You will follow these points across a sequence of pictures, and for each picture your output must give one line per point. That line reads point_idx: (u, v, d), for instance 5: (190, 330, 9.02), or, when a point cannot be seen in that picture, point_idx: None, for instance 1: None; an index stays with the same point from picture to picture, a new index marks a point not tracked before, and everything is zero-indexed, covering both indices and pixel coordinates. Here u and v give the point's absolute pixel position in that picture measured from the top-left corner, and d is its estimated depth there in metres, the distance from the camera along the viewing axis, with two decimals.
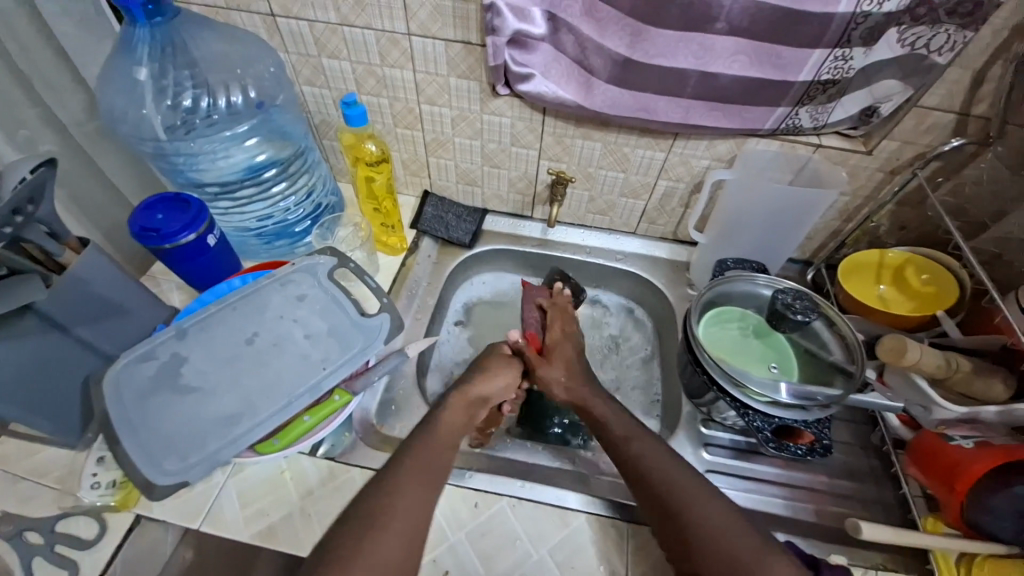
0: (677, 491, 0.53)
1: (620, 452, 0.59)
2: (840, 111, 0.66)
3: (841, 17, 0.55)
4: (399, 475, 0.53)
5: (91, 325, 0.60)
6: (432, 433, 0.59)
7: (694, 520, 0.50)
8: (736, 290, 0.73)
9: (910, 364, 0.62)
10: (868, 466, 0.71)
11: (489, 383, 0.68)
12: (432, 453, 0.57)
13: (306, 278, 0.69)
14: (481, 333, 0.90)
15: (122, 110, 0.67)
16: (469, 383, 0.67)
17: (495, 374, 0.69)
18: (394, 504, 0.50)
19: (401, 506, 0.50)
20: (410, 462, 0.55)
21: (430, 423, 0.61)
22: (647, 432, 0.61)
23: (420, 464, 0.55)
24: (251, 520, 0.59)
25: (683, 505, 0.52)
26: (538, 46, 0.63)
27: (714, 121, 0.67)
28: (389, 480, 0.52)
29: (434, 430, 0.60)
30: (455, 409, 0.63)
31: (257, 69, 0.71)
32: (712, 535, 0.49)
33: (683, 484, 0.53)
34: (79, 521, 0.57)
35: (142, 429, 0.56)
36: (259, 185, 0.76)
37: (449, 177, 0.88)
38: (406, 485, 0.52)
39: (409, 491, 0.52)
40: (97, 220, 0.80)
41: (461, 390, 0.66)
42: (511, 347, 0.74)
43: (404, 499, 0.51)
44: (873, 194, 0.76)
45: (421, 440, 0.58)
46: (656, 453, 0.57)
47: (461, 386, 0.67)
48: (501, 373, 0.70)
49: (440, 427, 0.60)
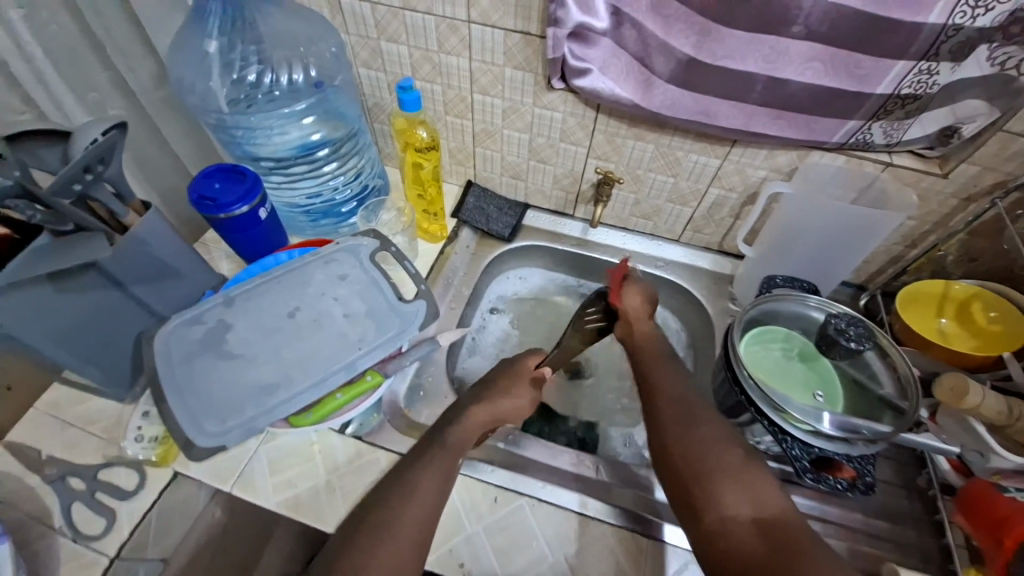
0: (690, 416, 0.54)
1: (649, 386, 0.61)
2: (917, 129, 0.61)
3: (931, 28, 0.52)
4: (412, 491, 0.50)
5: (147, 286, 0.63)
6: (446, 443, 0.56)
7: (704, 428, 0.53)
8: (784, 310, 0.70)
9: (969, 407, 0.58)
10: (909, 509, 0.67)
11: (512, 401, 0.62)
12: (449, 465, 0.54)
13: (348, 259, 0.70)
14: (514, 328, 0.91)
15: (191, 80, 0.70)
16: (492, 397, 0.61)
17: (516, 392, 0.63)
18: (401, 524, 0.48)
19: (411, 523, 0.48)
20: (426, 476, 0.52)
21: (446, 431, 0.57)
22: (688, 384, 0.60)
23: (434, 478, 0.52)
24: (278, 488, 0.61)
25: (690, 427, 0.53)
26: (600, 41, 0.61)
27: (777, 129, 0.64)
28: (402, 495, 0.50)
29: (449, 440, 0.56)
30: (473, 420, 0.59)
31: (320, 49, 0.73)
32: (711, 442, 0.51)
33: (701, 413, 0.55)
34: (119, 472, 0.60)
35: (186, 389, 0.58)
36: (311, 163, 0.77)
37: (493, 168, 0.88)
38: (418, 502, 0.50)
39: (420, 511, 0.49)
40: (157, 185, 0.84)
41: (483, 403, 0.60)
42: (536, 365, 0.68)
43: (414, 516, 0.49)
44: (943, 221, 0.71)
45: (438, 450, 0.55)
46: (683, 388, 0.59)
47: (483, 400, 0.61)
48: (525, 390, 0.64)
49: (456, 436, 0.56)
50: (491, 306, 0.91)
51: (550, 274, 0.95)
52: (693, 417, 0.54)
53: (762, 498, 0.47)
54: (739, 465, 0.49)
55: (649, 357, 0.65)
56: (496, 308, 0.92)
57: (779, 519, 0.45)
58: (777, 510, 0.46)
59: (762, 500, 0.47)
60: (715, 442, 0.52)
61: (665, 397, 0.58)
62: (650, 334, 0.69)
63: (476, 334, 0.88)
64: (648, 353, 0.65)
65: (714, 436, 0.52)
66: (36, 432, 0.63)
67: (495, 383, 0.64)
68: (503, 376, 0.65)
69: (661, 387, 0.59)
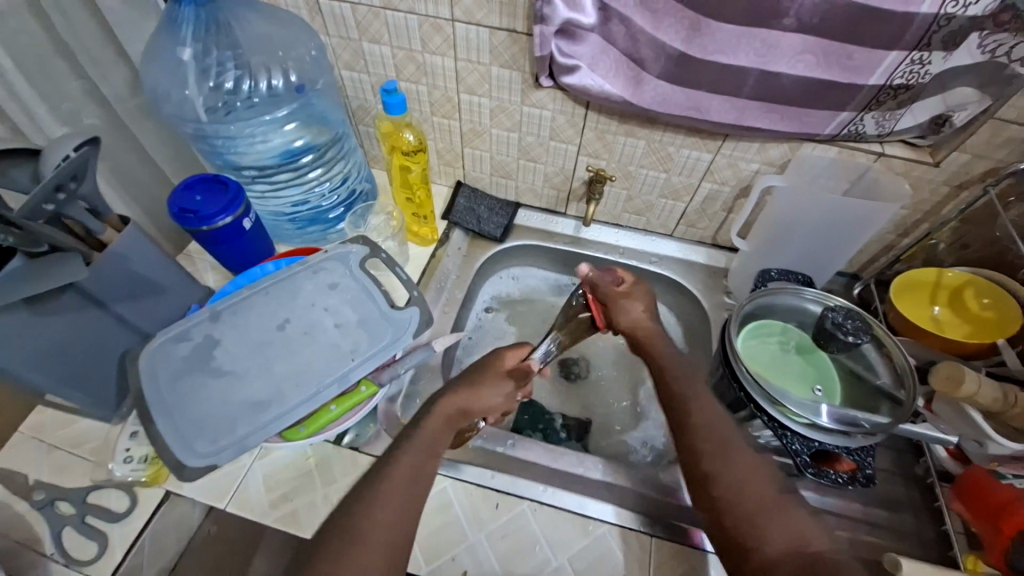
0: (719, 449, 0.53)
1: (675, 414, 0.58)
2: (909, 119, 0.61)
3: (923, 18, 0.51)
4: (377, 494, 0.50)
5: (128, 302, 0.61)
6: (414, 444, 0.54)
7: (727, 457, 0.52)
8: (780, 303, 0.70)
9: (965, 395, 0.58)
10: (906, 497, 0.67)
11: (481, 391, 0.59)
12: (417, 467, 0.53)
13: (337, 267, 0.68)
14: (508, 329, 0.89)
15: (167, 89, 0.67)
16: (459, 388, 0.59)
17: (488, 381, 0.60)
18: (366, 530, 0.47)
19: (377, 526, 0.47)
20: (391, 479, 0.51)
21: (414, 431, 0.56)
22: (713, 411, 0.57)
23: (399, 481, 0.51)
24: (275, 504, 0.59)
25: (718, 460, 0.52)
26: (588, 37, 0.60)
27: (769, 123, 0.63)
28: (366, 502, 0.49)
29: (417, 441, 0.55)
30: (440, 415, 0.57)
31: (300, 52, 0.70)
32: (738, 472, 0.51)
33: (729, 445, 0.53)
34: (110, 495, 0.58)
35: (175, 410, 0.57)
36: (295, 170, 0.75)
37: (483, 168, 0.86)
38: (383, 504, 0.49)
39: (385, 515, 0.48)
40: (136, 196, 0.81)
41: (449, 395, 0.58)
42: (516, 358, 0.63)
43: (379, 519, 0.48)
44: (935, 209, 0.71)
45: (404, 452, 0.53)
46: (711, 414, 0.56)
47: (450, 392, 0.59)
48: (498, 384, 0.60)
49: (424, 436, 0.55)
50: (486, 306, 0.90)
51: (545, 273, 0.94)
52: (722, 451, 0.52)
53: (800, 533, 0.46)
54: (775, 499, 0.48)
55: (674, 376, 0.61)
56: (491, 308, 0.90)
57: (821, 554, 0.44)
58: (822, 547, 0.44)
59: (803, 537, 0.45)
60: (744, 475, 0.50)
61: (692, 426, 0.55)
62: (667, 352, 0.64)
63: (471, 336, 0.87)
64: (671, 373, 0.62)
65: (747, 472, 0.51)
66: (21, 456, 0.61)
67: (466, 376, 0.61)
68: (473, 369, 0.62)
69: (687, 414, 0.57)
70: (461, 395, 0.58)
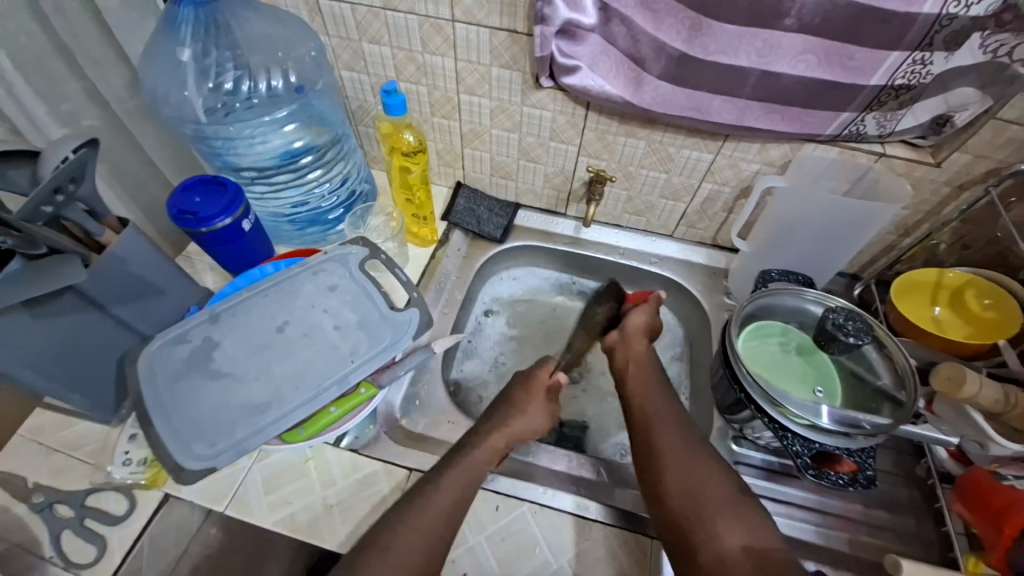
0: (681, 457, 0.56)
1: (641, 421, 0.61)
2: (910, 119, 0.61)
3: (925, 18, 0.51)
4: (422, 515, 0.52)
5: (127, 304, 0.61)
6: (459, 469, 0.56)
7: (691, 461, 0.55)
8: (781, 304, 0.69)
9: (966, 396, 0.58)
10: (908, 498, 0.67)
11: (528, 416, 0.63)
12: (460, 491, 0.55)
13: (337, 269, 0.68)
14: (508, 330, 0.89)
15: (165, 90, 0.67)
16: (509, 418, 0.62)
17: (533, 405, 0.64)
18: (406, 549, 0.49)
19: (419, 545, 0.50)
20: (437, 502, 0.53)
21: (460, 456, 0.58)
22: (680, 422, 0.60)
23: (444, 505, 0.53)
24: (274, 507, 0.59)
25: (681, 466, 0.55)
26: (588, 37, 0.60)
27: (769, 124, 0.63)
28: (409, 521, 0.52)
29: (463, 466, 0.56)
30: (491, 445, 0.59)
31: (299, 52, 0.70)
32: (701, 473, 0.54)
33: (693, 455, 0.56)
34: (109, 498, 0.58)
35: (173, 413, 0.56)
36: (295, 171, 0.75)
37: (483, 169, 0.86)
38: (426, 525, 0.51)
39: (427, 535, 0.51)
40: (135, 197, 0.80)
41: (500, 426, 0.61)
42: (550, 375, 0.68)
43: (420, 539, 0.50)
44: (936, 209, 0.71)
45: (449, 476, 0.55)
46: (674, 425, 0.60)
47: (500, 422, 0.62)
48: (541, 407, 0.65)
49: (470, 462, 0.57)
50: (486, 308, 0.90)
51: (546, 274, 0.93)
52: (685, 458, 0.56)
53: (756, 531, 0.49)
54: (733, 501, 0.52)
55: (642, 391, 0.65)
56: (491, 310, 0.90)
57: (771, 551, 0.48)
58: (771, 542, 0.48)
59: (756, 534, 0.49)
60: (704, 474, 0.54)
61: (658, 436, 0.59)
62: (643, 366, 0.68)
63: (472, 337, 0.87)
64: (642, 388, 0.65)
65: (709, 478, 0.54)
66: (20, 459, 0.61)
67: (509, 402, 0.65)
68: (516, 395, 0.66)
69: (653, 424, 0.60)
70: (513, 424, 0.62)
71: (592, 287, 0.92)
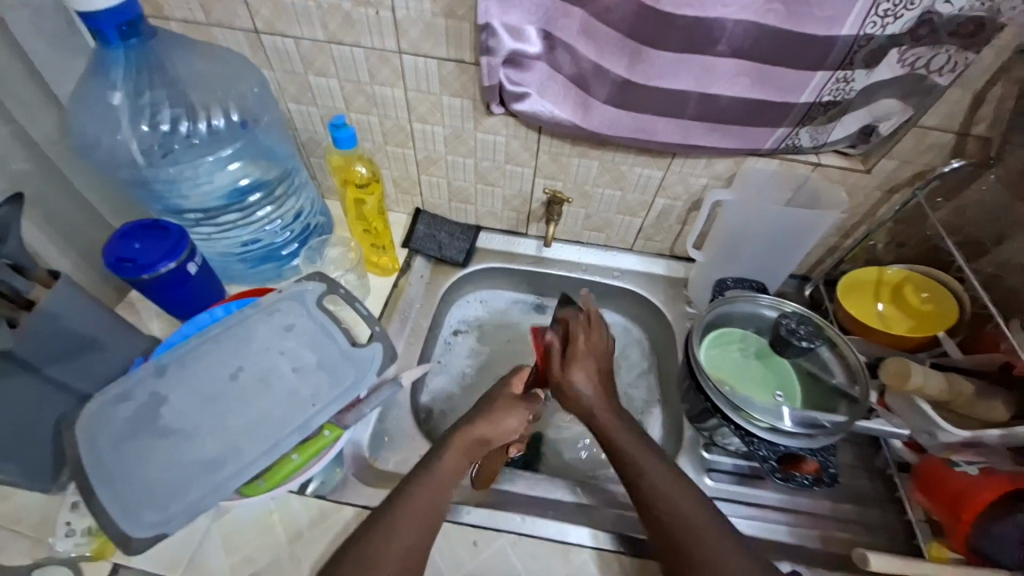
0: (684, 530, 0.51)
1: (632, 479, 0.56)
2: (839, 131, 0.65)
3: (844, 40, 0.54)
4: (392, 525, 0.50)
5: (63, 361, 0.57)
6: (428, 474, 0.54)
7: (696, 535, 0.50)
8: (737, 311, 0.72)
9: (913, 387, 0.61)
10: (871, 489, 0.70)
11: (503, 423, 0.60)
12: (433, 496, 0.53)
13: (293, 307, 0.66)
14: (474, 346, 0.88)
15: (96, 134, 0.64)
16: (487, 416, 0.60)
17: (508, 411, 0.61)
18: (381, 562, 0.47)
19: (394, 556, 0.48)
20: (407, 510, 0.51)
21: (428, 463, 0.56)
22: (688, 494, 0.53)
23: (419, 504, 0.52)
24: (237, 566, 0.56)
25: (686, 539, 0.50)
26: (534, 65, 0.61)
27: (713, 141, 0.65)
28: (382, 534, 0.49)
29: (432, 471, 0.55)
30: (459, 446, 0.57)
31: (240, 89, 0.68)
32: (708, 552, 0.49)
33: (703, 532, 0.50)
34: (54, 574, 0.52)
35: (118, 477, 0.52)
36: (243, 210, 0.73)
37: (440, 194, 0.86)
38: (400, 533, 0.49)
39: (402, 545, 0.49)
40: (72, 242, 0.75)
41: (466, 428, 0.59)
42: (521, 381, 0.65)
43: (395, 549, 0.48)
44: (871, 212, 0.75)
45: (418, 484, 0.54)
46: (680, 494, 0.53)
47: (468, 423, 0.59)
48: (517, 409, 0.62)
49: (440, 467, 0.55)
50: (456, 330, 0.89)
51: (514, 295, 0.93)
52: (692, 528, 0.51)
53: None
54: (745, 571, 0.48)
55: (633, 453, 0.57)
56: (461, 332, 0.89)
57: None
58: None
59: None
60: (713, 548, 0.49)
61: (663, 509, 0.52)
62: (625, 431, 0.59)
63: (441, 358, 0.86)
64: (634, 455, 0.57)
65: (720, 551, 0.49)
66: None
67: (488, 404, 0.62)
68: (490, 399, 0.64)
69: (650, 498, 0.53)
70: (498, 421, 0.60)
71: (562, 305, 0.93)
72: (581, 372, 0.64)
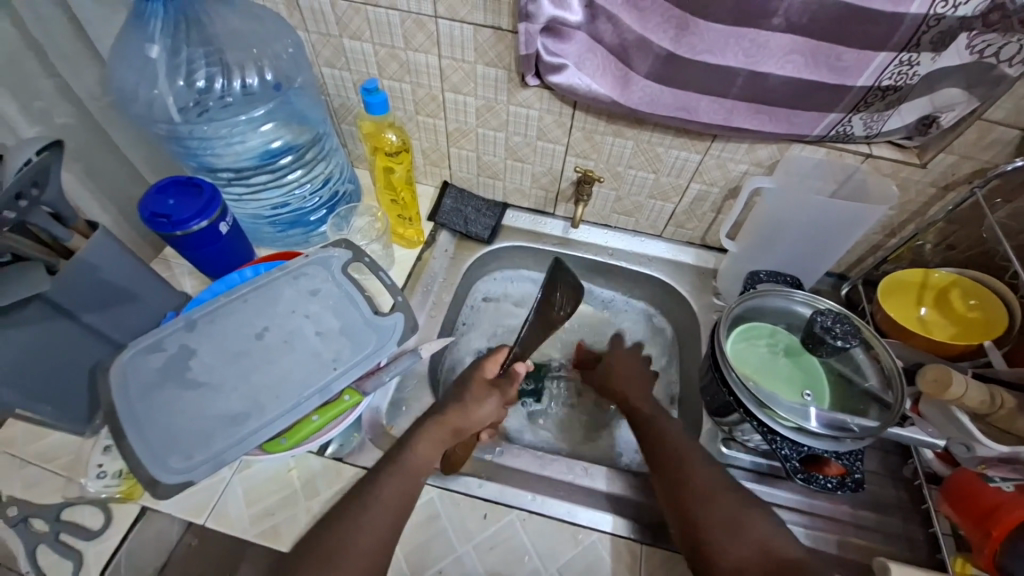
0: (691, 473, 0.56)
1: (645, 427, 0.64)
2: (897, 120, 0.61)
3: (913, 18, 0.50)
4: (364, 513, 0.50)
5: (100, 311, 0.59)
6: (402, 466, 0.54)
7: (693, 475, 0.56)
8: (769, 305, 0.69)
9: (952, 397, 0.57)
10: (895, 498, 0.67)
11: (474, 410, 0.60)
12: (405, 486, 0.53)
13: (320, 272, 0.67)
14: (502, 326, 0.89)
15: (135, 89, 0.64)
16: (464, 403, 0.60)
17: (480, 398, 0.61)
18: (352, 547, 0.47)
19: (366, 541, 0.48)
20: (381, 500, 0.51)
21: (401, 451, 0.55)
22: (704, 455, 0.59)
23: (397, 483, 0.53)
24: (256, 519, 0.58)
25: (693, 480, 0.56)
26: (574, 35, 0.58)
27: (757, 124, 0.62)
28: (351, 522, 0.49)
29: (404, 462, 0.54)
30: (430, 439, 0.56)
31: (276, 49, 0.68)
32: (705, 488, 0.55)
33: (703, 474, 0.56)
34: (84, 511, 0.56)
35: (145, 422, 0.54)
36: (274, 172, 0.73)
37: (469, 168, 0.85)
38: (372, 521, 0.49)
39: (371, 533, 0.49)
40: (111, 199, 0.77)
41: (437, 420, 0.58)
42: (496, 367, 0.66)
43: (366, 536, 0.48)
44: (922, 209, 0.71)
45: (390, 475, 0.53)
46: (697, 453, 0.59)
47: (438, 415, 0.59)
48: (490, 399, 0.62)
49: (409, 460, 0.54)
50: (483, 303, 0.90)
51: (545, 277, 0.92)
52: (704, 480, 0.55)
53: (761, 542, 0.49)
54: (743, 514, 0.52)
55: (647, 409, 0.66)
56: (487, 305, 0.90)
57: (780, 561, 0.47)
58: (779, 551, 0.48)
59: (763, 544, 0.49)
60: (707, 486, 0.55)
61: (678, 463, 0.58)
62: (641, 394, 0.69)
63: (466, 322, 0.87)
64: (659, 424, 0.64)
65: (722, 496, 0.54)
66: None
67: (461, 394, 0.62)
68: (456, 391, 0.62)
69: (666, 449, 0.60)
70: (473, 406, 0.60)
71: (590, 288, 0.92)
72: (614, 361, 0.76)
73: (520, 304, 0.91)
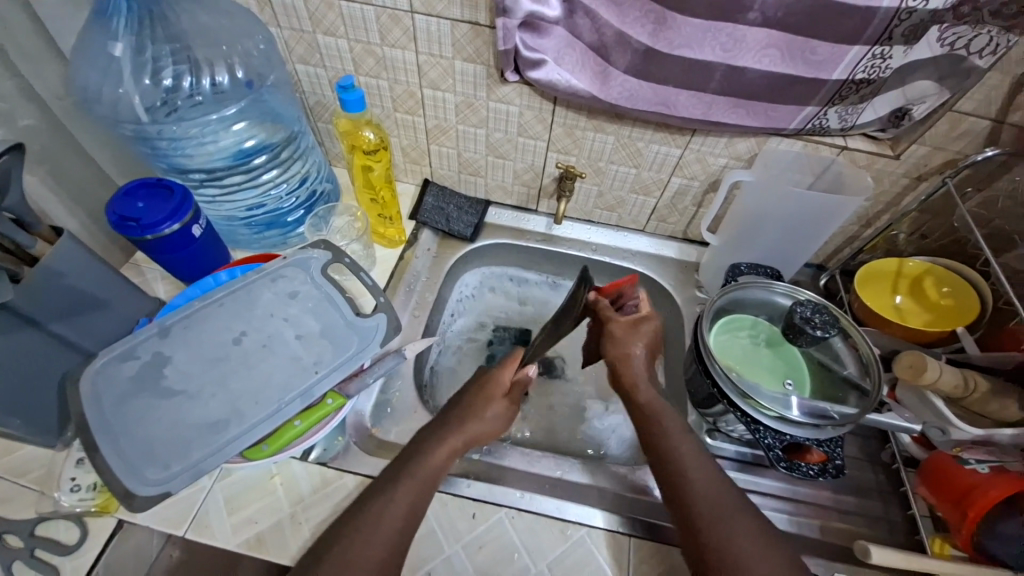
0: (676, 456, 0.54)
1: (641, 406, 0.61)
2: (870, 113, 0.62)
3: (884, 13, 0.51)
4: (377, 519, 0.49)
5: (68, 320, 0.57)
6: (416, 472, 0.53)
7: (678, 457, 0.54)
8: (750, 297, 0.70)
9: (927, 382, 0.59)
10: (874, 481, 0.69)
11: (483, 418, 0.60)
12: (418, 491, 0.52)
13: (298, 274, 0.65)
14: (498, 315, 0.90)
15: (98, 87, 0.62)
16: (477, 411, 0.60)
17: (491, 404, 0.61)
18: (368, 552, 0.47)
19: (379, 547, 0.47)
20: (394, 504, 0.50)
21: (415, 457, 0.55)
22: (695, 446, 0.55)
23: (411, 486, 0.52)
24: (238, 527, 0.56)
25: (678, 463, 0.54)
26: (553, 30, 0.58)
27: (736, 118, 0.63)
28: (368, 528, 0.48)
29: (420, 466, 0.54)
30: (447, 448, 0.56)
31: (246, 46, 0.67)
32: (686, 471, 0.53)
33: (689, 458, 0.54)
34: (57, 527, 0.54)
35: (119, 434, 0.53)
36: (248, 172, 0.71)
37: (450, 165, 0.84)
38: (386, 527, 0.49)
39: (388, 537, 0.48)
40: (78, 202, 0.74)
41: (455, 430, 0.58)
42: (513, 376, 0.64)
43: (378, 542, 0.47)
44: (896, 200, 0.72)
45: (405, 478, 0.53)
46: (694, 459, 0.54)
47: (453, 422, 0.59)
48: (500, 411, 0.61)
49: (425, 465, 0.54)
50: (473, 302, 0.90)
51: (539, 276, 0.92)
52: (694, 488, 0.51)
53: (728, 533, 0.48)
54: (717, 504, 0.50)
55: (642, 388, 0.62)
56: (476, 304, 0.91)
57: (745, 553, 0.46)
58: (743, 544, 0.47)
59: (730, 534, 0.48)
60: (690, 468, 0.53)
61: (671, 469, 0.54)
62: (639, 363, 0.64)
63: (453, 312, 0.87)
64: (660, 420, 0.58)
65: (700, 483, 0.52)
66: None
67: (468, 402, 0.61)
68: (470, 398, 0.62)
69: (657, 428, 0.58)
70: (486, 414, 0.60)
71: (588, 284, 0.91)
72: (635, 339, 0.65)
73: (518, 292, 0.92)
